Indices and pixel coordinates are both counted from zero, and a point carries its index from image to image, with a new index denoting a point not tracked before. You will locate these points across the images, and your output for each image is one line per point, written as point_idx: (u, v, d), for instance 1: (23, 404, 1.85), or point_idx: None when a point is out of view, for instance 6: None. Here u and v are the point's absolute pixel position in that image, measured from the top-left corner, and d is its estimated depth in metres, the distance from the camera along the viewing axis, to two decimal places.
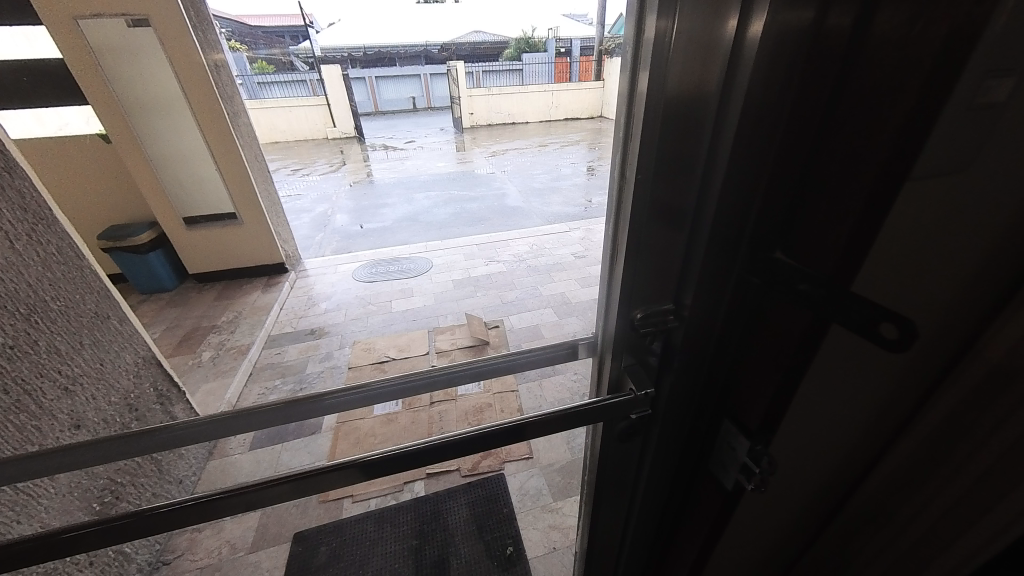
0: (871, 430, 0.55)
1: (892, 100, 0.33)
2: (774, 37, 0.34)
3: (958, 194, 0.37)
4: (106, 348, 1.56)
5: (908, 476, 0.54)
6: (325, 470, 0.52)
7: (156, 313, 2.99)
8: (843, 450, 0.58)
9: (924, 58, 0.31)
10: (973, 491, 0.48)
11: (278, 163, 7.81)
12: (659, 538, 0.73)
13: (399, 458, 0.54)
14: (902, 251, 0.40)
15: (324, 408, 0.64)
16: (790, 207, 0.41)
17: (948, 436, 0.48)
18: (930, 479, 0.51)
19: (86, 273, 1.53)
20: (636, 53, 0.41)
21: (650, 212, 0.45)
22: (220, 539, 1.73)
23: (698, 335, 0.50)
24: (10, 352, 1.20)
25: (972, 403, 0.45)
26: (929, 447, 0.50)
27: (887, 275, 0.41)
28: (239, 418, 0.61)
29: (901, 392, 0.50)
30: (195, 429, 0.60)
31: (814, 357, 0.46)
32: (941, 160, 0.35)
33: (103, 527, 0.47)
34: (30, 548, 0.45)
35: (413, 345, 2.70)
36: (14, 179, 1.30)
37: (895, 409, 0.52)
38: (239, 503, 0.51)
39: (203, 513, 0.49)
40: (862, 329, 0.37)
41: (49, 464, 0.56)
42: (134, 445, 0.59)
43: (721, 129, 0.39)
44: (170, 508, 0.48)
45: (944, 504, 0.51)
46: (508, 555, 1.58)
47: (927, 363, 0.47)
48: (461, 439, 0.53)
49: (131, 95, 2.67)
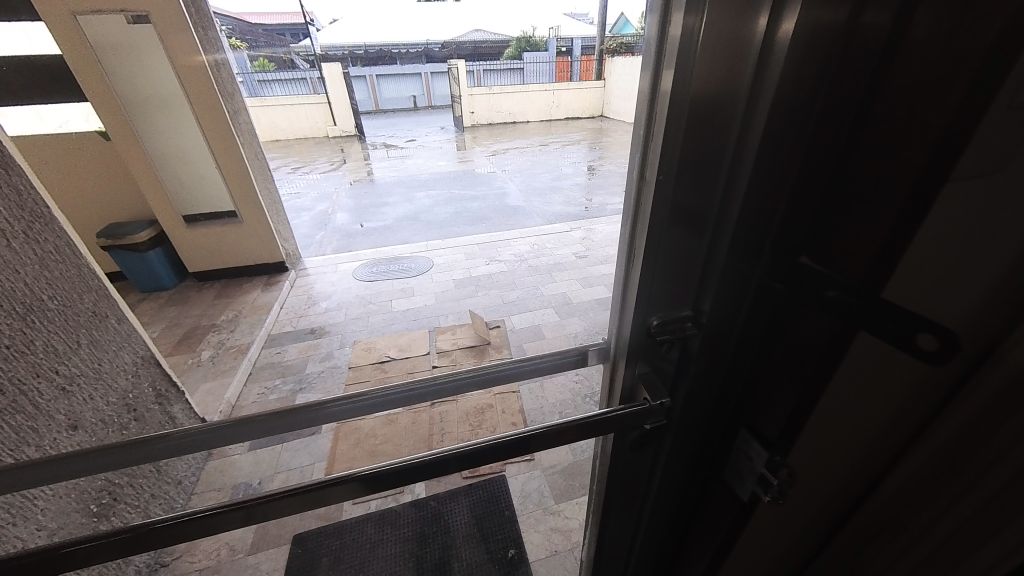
0: (875, 444, 0.51)
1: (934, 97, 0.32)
2: (808, 33, 0.33)
3: (991, 200, 0.33)
4: (104, 347, 1.54)
5: (909, 499, 0.50)
6: (327, 484, 0.51)
7: (155, 311, 2.98)
8: (844, 464, 0.55)
9: (973, 54, 0.29)
10: (974, 520, 0.44)
11: (279, 162, 7.79)
12: (669, 547, 0.73)
13: (403, 470, 0.52)
14: (929, 255, 0.37)
15: (326, 416, 0.62)
16: (817, 211, 0.39)
17: (951, 461, 0.44)
18: (930, 503, 0.47)
19: (83, 271, 1.51)
20: (659, 52, 0.39)
21: (669, 216, 0.43)
22: (219, 540, 1.71)
23: (716, 341, 0.49)
24: (8, 353, 1.19)
25: (980, 428, 0.41)
26: (933, 470, 0.46)
27: (918, 278, 0.38)
28: (239, 427, 0.59)
29: (907, 410, 0.46)
30: (190, 441, 0.58)
31: (837, 369, 0.44)
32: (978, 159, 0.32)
33: (105, 540, 0.46)
34: (26, 565, 0.44)
35: (414, 345, 2.68)
36: (11, 178, 1.29)
37: (900, 429, 0.48)
38: (239, 517, 0.50)
39: (204, 527, 0.48)
40: (896, 340, 0.35)
41: (31, 478, 0.54)
42: (122, 456, 0.56)
43: (746, 136, 0.38)
44: (170, 523, 0.47)
45: (943, 532, 0.47)
46: (509, 558, 1.57)
47: (934, 381, 0.43)
48: (464, 451, 0.52)
49: (130, 91, 2.64)
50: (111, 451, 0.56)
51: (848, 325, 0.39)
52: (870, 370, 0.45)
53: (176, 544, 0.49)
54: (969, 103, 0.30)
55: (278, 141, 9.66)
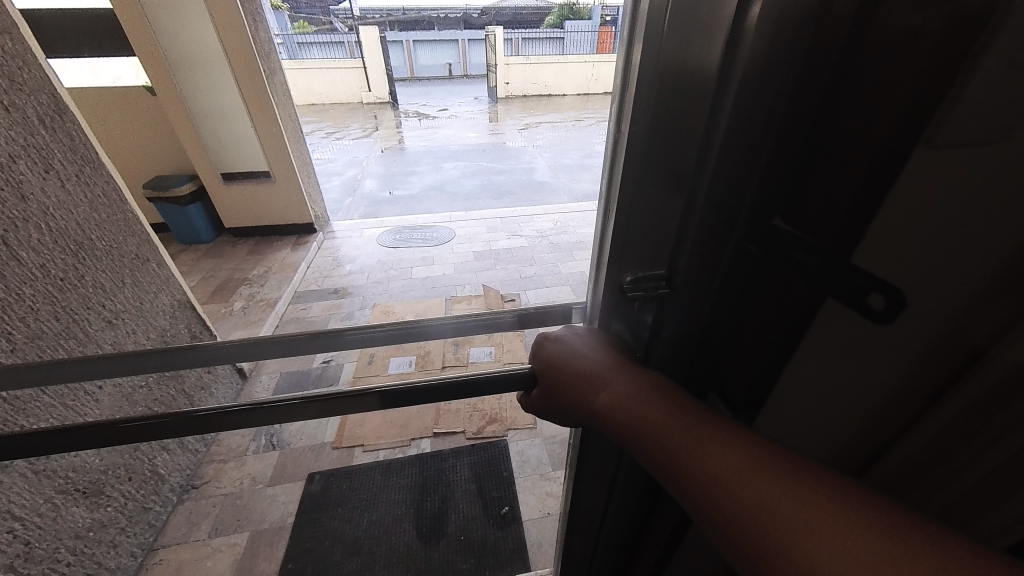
0: (869, 427, 0.48)
1: (904, 61, 0.33)
2: (772, 22, 0.33)
3: (979, 176, 0.33)
4: (146, 288, 1.68)
5: (901, 478, 0.47)
6: (346, 394, 0.54)
7: (194, 262, 3.20)
8: (834, 442, 0.52)
9: (931, 26, 0.31)
10: (969, 496, 0.42)
11: (314, 127, 7.96)
12: (644, 504, 0.76)
13: (413, 395, 0.54)
14: (922, 220, 0.37)
15: (344, 343, 0.63)
16: (793, 175, 0.40)
17: (944, 445, 0.43)
18: (916, 486, 0.46)
19: (128, 217, 1.63)
20: (633, 23, 0.37)
21: (644, 178, 0.42)
22: (243, 471, 1.91)
23: (696, 304, 0.49)
24: (61, 284, 1.32)
25: (987, 407, 0.39)
26: (925, 453, 0.44)
27: (912, 245, 0.38)
28: (265, 344, 0.63)
29: (906, 393, 0.44)
30: (171, 357, 0.61)
31: (808, 331, 0.47)
32: (976, 127, 0.32)
33: (154, 422, 0.52)
34: (92, 432, 0.51)
35: (430, 311, 2.77)
36: (63, 122, 1.39)
37: (897, 410, 0.45)
38: (267, 417, 0.54)
39: (237, 421, 0.53)
40: (854, 297, 0.40)
41: (34, 377, 0.59)
42: (162, 360, 0.61)
43: (720, 104, 0.37)
44: (206, 412, 0.52)
45: (938, 506, 0.45)
46: (503, 514, 1.67)
47: (936, 363, 0.41)
48: (466, 379, 0.53)
49: (174, 48, 2.73)
50: (98, 362, 0.59)
51: (814, 288, 0.43)
52: (848, 345, 0.45)
53: (213, 433, 0.54)
54: (931, 74, 0.32)
55: (313, 105, 9.82)
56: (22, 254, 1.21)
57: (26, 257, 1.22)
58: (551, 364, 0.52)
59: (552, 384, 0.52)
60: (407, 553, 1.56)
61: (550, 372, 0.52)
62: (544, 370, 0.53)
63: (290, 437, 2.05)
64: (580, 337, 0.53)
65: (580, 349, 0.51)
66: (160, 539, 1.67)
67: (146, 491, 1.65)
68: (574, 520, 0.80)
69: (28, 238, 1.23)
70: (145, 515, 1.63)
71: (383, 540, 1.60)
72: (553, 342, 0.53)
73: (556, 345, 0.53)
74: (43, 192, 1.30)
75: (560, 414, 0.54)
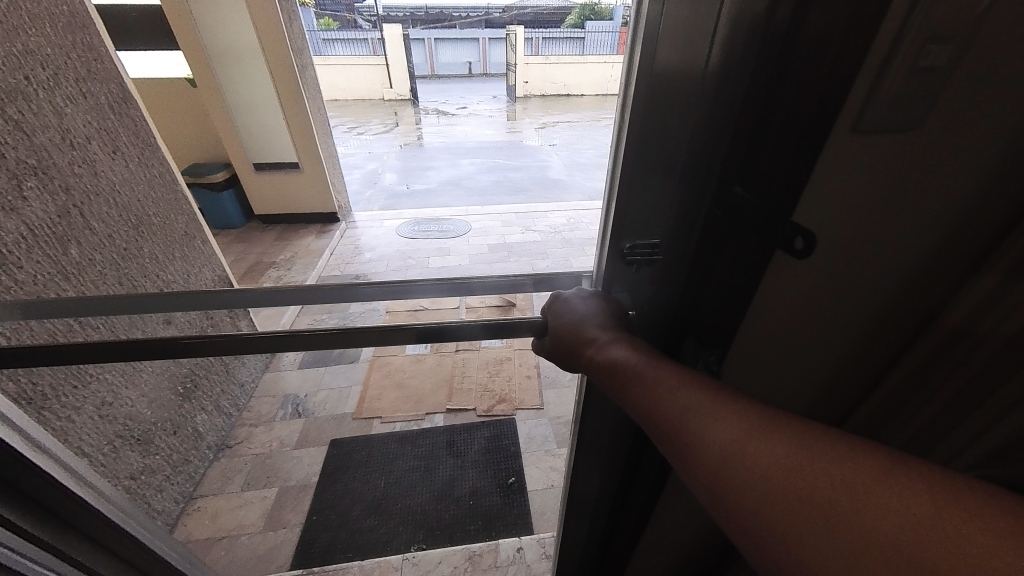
0: (875, 339, 0.61)
1: (823, 54, 0.42)
2: (730, 26, 0.44)
3: (946, 134, 0.45)
4: (192, 263, 1.87)
5: (915, 384, 0.59)
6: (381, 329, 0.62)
7: (225, 245, 3.40)
8: (841, 362, 0.65)
9: (831, 43, 0.42)
10: (969, 388, 0.54)
11: (338, 122, 8.23)
12: (632, 459, 0.84)
13: (440, 331, 0.63)
14: (908, 172, 0.48)
15: (359, 295, 0.67)
16: (750, 150, 0.49)
17: (946, 348, 0.54)
18: (924, 387, 0.58)
19: (179, 197, 1.81)
20: (636, 34, 0.47)
21: (643, 160, 0.52)
22: (271, 436, 2.07)
23: (675, 260, 0.61)
24: (124, 253, 1.49)
25: (983, 308, 0.50)
26: (932, 358, 0.56)
27: (899, 190, 0.50)
28: (293, 293, 0.67)
29: (906, 304, 0.57)
30: (204, 299, 0.65)
31: (763, 279, 0.58)
32: (891, 113, 0.44)
33: (212, 339, 0.59)
34: (156, 346, 0.58)
35: (445, 298, 2.92)
36: (128, 109, 1.56)
37: (900, 319, 0.59)
38: (303, 345, 0.61)
39: (282, 344, 0.60)
40: (782, 244, 0.53)
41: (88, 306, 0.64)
42: (203, 299, 0.65)
43: (695, 97, 0.48)
44: (259, 335, 0.59)
45: (942, 401, 0.57)
46: (509, 484, 1.80)
47: (938, 275, 0.54)
48: (490, 323, 0.62)
49: (214, 43, 2.92)
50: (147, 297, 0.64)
51: (762, 240, 0.54)
52: (851, 279, 0.57)
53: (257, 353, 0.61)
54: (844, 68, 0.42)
55: (337, 101, 10.12)
56: (94, 224, 1.38)
57: (96, 228, 1.38)
58: (558, 320, 0.60)
59: (557, 335, 0.59)
60: (420, 512, 1.69)
61: (555, 327, 0.60)
62: (553, 323, 0.61)
63: (314, 406, 2.22)
64: (583, 297, 0.60)
65: (581, 308, 0.59)
66: (198, 489, 1.84)
67: (187, 446, 1.82)
68: (573, 478, 0.87)
69: (98, 212, 1.40)
70: (186, 467, 1.80)
71: (399, 501, 1.74)
72: (563, 301, 0.61)
73: (565, 304, 0.61)
74: (111, 170, 1.46)
75: (563, 362, 0.61)
